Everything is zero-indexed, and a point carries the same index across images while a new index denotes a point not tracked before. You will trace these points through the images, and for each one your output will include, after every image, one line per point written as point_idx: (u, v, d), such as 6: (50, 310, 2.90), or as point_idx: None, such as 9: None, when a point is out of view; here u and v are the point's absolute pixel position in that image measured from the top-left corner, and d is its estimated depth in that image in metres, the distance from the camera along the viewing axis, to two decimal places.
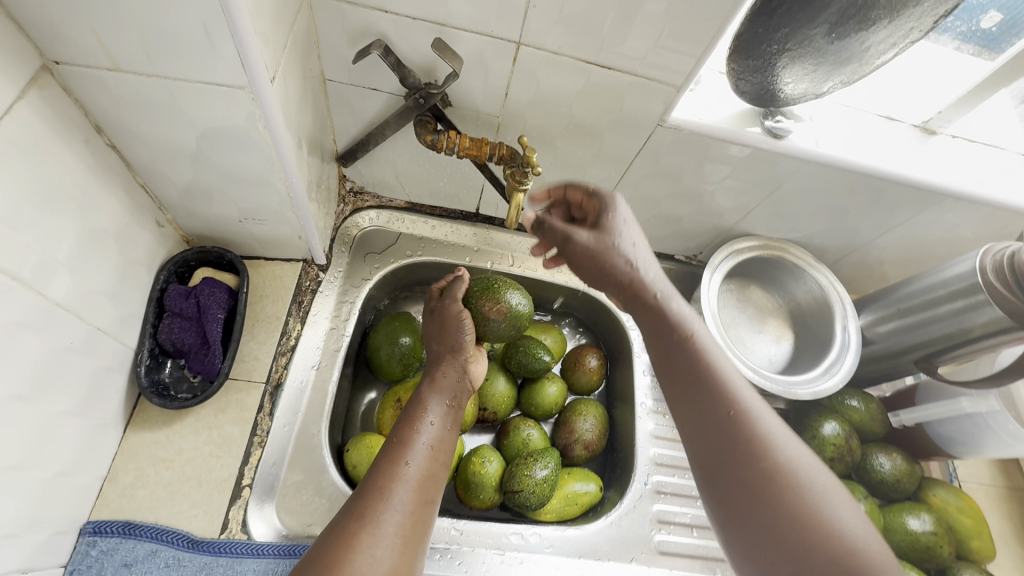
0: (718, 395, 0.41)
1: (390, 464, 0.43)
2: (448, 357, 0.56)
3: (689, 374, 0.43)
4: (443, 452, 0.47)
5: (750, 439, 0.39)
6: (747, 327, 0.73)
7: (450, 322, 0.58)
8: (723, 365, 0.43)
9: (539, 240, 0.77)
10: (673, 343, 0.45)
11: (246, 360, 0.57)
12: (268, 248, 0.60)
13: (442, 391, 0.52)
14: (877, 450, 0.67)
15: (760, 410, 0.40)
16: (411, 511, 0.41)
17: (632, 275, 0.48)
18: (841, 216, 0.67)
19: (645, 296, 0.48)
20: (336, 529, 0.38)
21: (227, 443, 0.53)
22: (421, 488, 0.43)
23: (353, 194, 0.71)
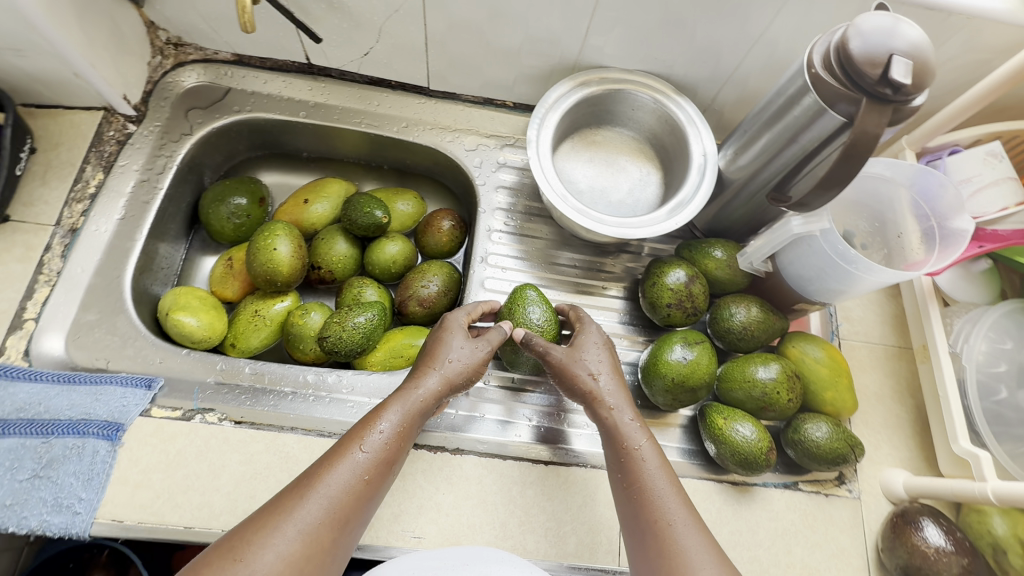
0: (648, 510, 0.42)
1: (334, 465, 0.41)
2: (446, 386, 0.49)
3: (637, 488, 0.44)
4: (386, 468, 0.44)
5: (674, 556, 0.39)
6: (600, 176, 0.68)
7: (471, 350, 0.52)
8: (659, 482, 0.44)
9: (385, 93, 0.71)
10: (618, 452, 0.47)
11: (35, 205, 0.57)
12: (57, 92, 0.58)
13: (421, 407, 0.48)
14: (733, 302, 0.61)
15: (690, 525, 0.41)
16: (332, 519, 0.39)
17: (594, 387, 0.50)
18: (690, 32, 0.58)
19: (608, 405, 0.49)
20: (256, 514, 0.38)
21: (10, 278, 0.54)
22: (353, 506, 0.41)
23: (173, 46, 0.67)
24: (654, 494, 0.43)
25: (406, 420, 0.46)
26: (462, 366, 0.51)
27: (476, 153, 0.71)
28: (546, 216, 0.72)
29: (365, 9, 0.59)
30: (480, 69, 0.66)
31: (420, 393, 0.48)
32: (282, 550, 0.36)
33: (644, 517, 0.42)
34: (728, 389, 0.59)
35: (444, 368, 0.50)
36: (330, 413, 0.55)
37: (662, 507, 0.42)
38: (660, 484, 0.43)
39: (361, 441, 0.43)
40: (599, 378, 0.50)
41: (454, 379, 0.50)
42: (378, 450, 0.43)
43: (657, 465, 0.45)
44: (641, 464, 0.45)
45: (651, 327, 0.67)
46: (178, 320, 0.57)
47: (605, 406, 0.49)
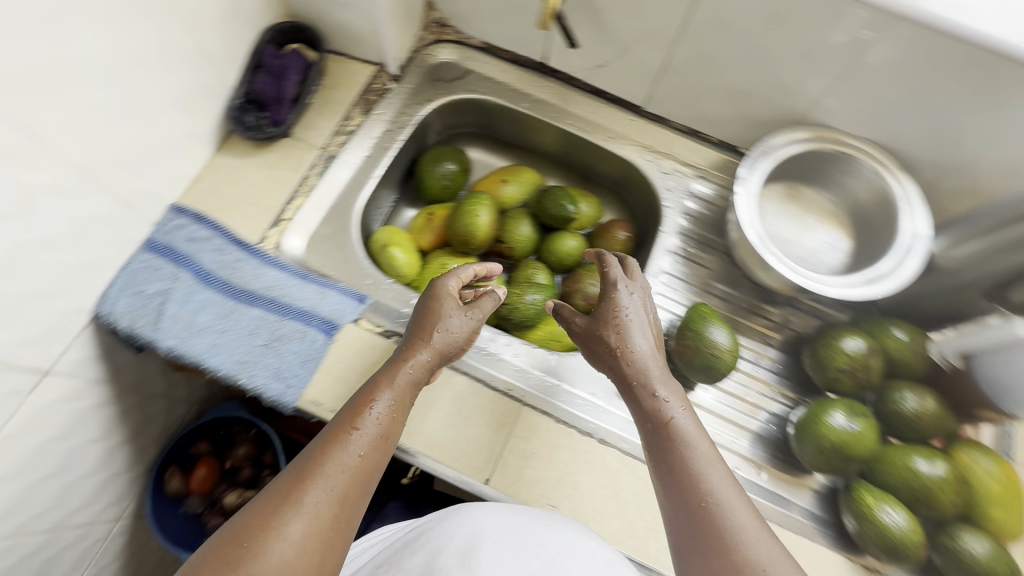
0: (688, 485, 0.42)
1: (329, 452, 0.40)
2: (436, 356, 0.50)
3: (673, 466, 0.44)
4: (386, 442, 0.43)
5: (713, 529, 0.40)
6: (790, 229, 0.70)
7: (467, 320, 0.53)
8: (698, 452, 0.44)
9: (602, 104, 0.76)
10: (654, 425, 0.47)
11: (311, 129, 0.67)
12: (350, 44, 0.69)
13: (413, 379, 0.48)
14: (905, 387, 0.59)
15: (733, 503, 0.41)
16: (337, 497, 0.38)
17: (625, 349, 0.51)
18: (939, 114, 0.58)
19: (635, 377, 0.49)
20: (254, 507, 0.37)
21: (280, 182, 0.64)
22: (362, 479, 0.40)
23: (438, 26, 0.77)
24: (690, 466, 0.43)
25: (399, 395, 0.46)
26: (453, 336, 0.51)
27: (669, 177, 0.75)
28: (720, 251, 0.73)
29: (623, 27, 0.65)
30: (702, 103, 0.70)
31: (411, 365, 0.48)
32: (291, 532, 0.36)
33: (681, 487, 0.43)
34: (882, 471, 0.57)
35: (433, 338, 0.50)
36: (497, 371, 0.61)
37: (707, 484, 0.42)
38: (697, 457, 0.44)
39: (356, 423, 0.42)
40: (631, 342, 0.51)
41: (445, 347, 0.51)
42: (374, 428, 0.43)
43: (686, 436, 0.45)
44: (675, 433, 0.45)
45: (804, 387, 0.67)
46: (392, 253, 0.66)
47: (633, 378, 0.49)
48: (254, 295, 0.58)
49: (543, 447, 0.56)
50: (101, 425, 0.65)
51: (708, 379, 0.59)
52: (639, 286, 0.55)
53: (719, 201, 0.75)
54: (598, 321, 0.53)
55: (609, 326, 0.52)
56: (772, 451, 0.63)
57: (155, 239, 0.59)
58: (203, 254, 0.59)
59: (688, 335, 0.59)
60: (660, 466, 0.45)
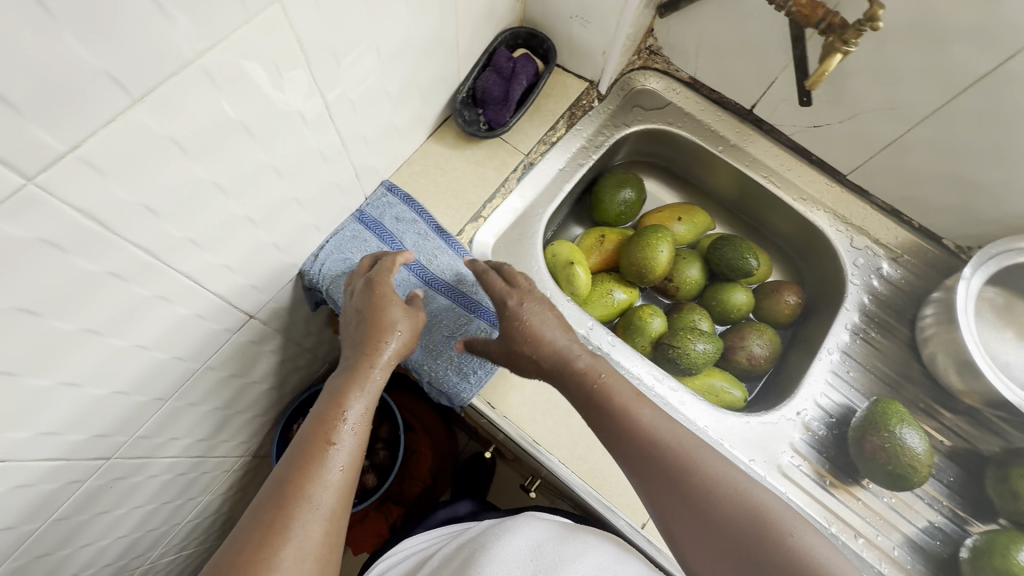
0: (644, 440, 0.45)
1: (303, 477, 0.41)
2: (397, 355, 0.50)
3: (628, 436, 0.46)
4: (360, 443, 0.45)
5: (683, 465, 0.43)
6: (993, 337, 0.65)
7: (415, 317, 0.52)
8: (642, 409, 0.47)
9: (799, 163, 0.74)
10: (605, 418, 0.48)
11: (518, 133, 0.68)
12: (572, 57, 0.70)
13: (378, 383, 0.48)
14: None
15: (692, 444, 0.45)
16: (332, 509, 0.40)
17: (552, 343, 0.51)
18: None
19: (563, 365, 0.51)
20: (236, 544, 0.37)
21: (482, 180, 0.66)
22: (347, 488, 0.43)
23: (649, 52, 0.77)
24: (642, 432, 0.46)
25: (367, 399, 0.47)
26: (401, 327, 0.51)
27: (858, 253, 0.72)
28: (899, 339, 0.69)
29: (864, 95, 0.62)
30: (919, 185, 0.66)
31: (374, 367, 0.48)
32: (297, 548, 0.37)
33: (646, 452, 0.45)
34: None
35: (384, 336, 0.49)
36: None
37: (660, 433, 0.45)
38: (642, 413, 0.47)
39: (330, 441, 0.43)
40: (550, 336, 0.52)
41: (404, 343, 0.51)
42: (348, 435, 0.44)
43: (630, 406, 0.47)
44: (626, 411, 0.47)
45: (976, 507, 0.61)
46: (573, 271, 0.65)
47: (571, 370, 0.50)
48: (446, 285, 0.59)
49: None
50: (266, 369, 0.69)
51: (894, 483, 0.58)
52: (539, 296, 0.54)
53: (908, 288, 0.70)
54: (509, 324, 0.53)
55: (525, 326, 0.52)
56: (932, 568, 0.58)
57: (365, 211, 0.61)
58: (406, 234, 0.60)
59: (879, 437, 0.57)
60: (620, 447, 0.47)
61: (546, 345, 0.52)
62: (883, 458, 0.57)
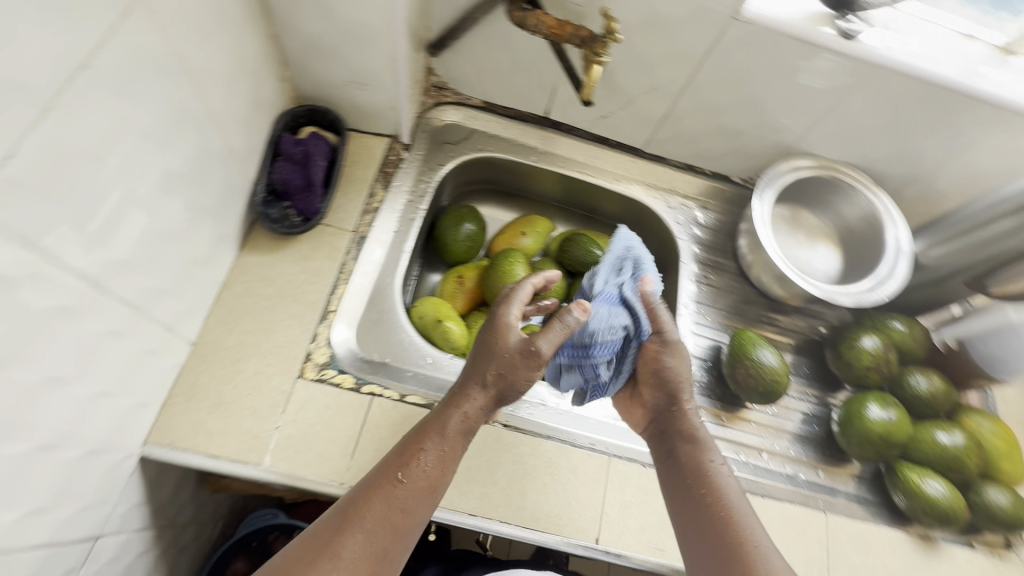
0: (718, 513, 0.48)
1: (364, 511, 0.42)
2: (495, 398, 0.50)
3: (699, 504, 0.49)
4: (430, 494, 0.45)
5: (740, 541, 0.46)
6: (790, 242, 0.77)
7: (532, 348, 0.51)
8: (730, 489, 0.50)
9: (603, 149, 0.81)
10: (692, 472, 0.52)
11: (338, 212, 0.65)
12: (363, 119, 0.67)
13: (463, 428, 0.49)
14: (915, 371, 0.68)
15: (753, 526, 0.47)
16: (373, 549, 0.41)
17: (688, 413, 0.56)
18: (903, 138, 0.68)
19: (687, 429, 0.55)
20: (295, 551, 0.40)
21: (318, 273, 0.61)
22: (397, 530, 0.43)
23: (436, 89, 0.77)
24: (715, 502, 0.49)
25: (450, 441, 0.48)
26: (513, 377, 0.50)
27: (676, 211, 0.81)
28: (732, 272, 0.79)
29: (630, 83, 0.69)
30: (699, 142, 0.77)
31: (462, 411, 0.49)
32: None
33: (711, 516, 0.48)
34: (915, 450, 0.65)
35: (493, 384, 0.50)
36: (574, 428, 0.62)
37: (734, 511, 0.48)
38: (727, 490, 0.50)
39: (399, 473, 0.45)
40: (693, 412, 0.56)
41: (503, 391, 0.51)
42: (421, 477, 0.45)
43: (720, 476, 0.51)
44: (713, 479, 0.51)
45: (829, 384, 0.74)
46: (447, 327, 0.64)
47: (695, 438, 0.54)
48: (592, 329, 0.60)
49: (638, 496, 0.58)
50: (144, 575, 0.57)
51: (766, 400, 0.66)
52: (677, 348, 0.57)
53: (722, 226, 0.81)
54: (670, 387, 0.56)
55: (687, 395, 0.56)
56: (819, 449, 0.69)
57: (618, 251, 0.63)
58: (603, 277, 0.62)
59: (745, 365, 0.65)
60: (689, 502, 0.50)
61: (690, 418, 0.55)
62: (758, 385, 0.65)
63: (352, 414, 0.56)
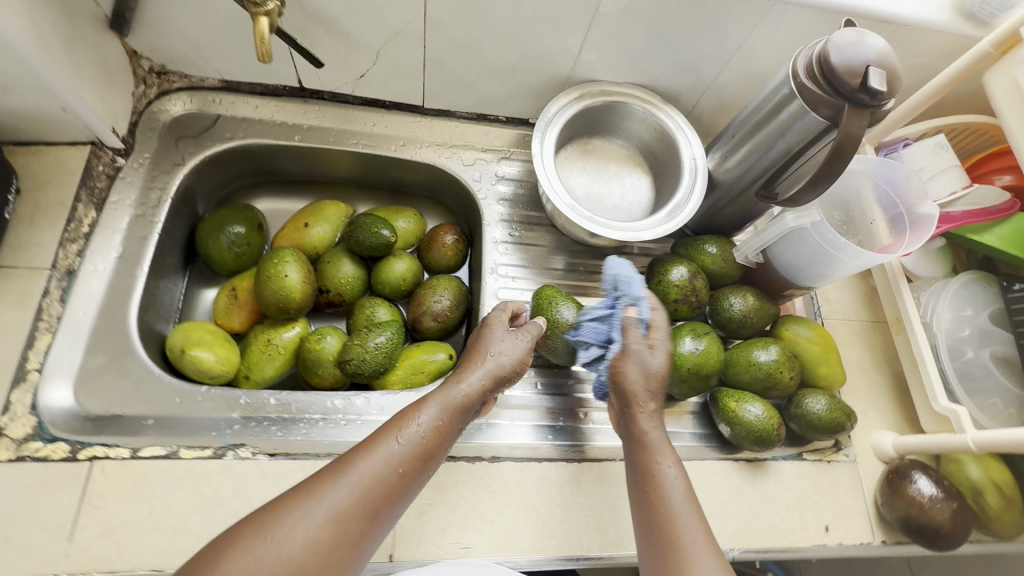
0: (665, 520, 0.43)
1: (357, 462, 0.39)
2: (495, 380, 0.49)
3: (651, 505, 0.45)
4: (428, 457, 0.43)
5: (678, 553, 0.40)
6: (594, 183, 0.71)
7: (515, 342, 0.52)
8: (676, 493, 0.45)
9: (379, 114, 0.71)
10: (641, 472, 0.47)
11: (26, 248, 0.53)
12: (40, 128, 0.55)
13: (463, 405, 0.47)
14: (730, 292, 0.66)
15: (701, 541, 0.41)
16: (361, 508, 0.37)
17: (648, 409, 0.50)
18: (674, 45, 0.62)
19: (643, 427, 0.50)
20: (285, 494, 0.37)
21: (5, 328, 0.50)
22: (392, 494, 0.39)
23: (156, 75, 0.64)
24: (660, 506, 0.44)
25: (450, 412, 0.45)
26: (506, 361, 0.50)
27: (474, 168, 0.73)
28: (545, 224, 0.74)
29: (365, 31, 0.59)
30: (476, 86, 0.68)
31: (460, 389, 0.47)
32: (310, 534, 0.35)
33: (659, 539, 0.42)
34: (734, 374, 0.63)
35: (490, 364, 0.49)
36: (361, 435, 0.55)
37: (681, 523, 0.42)
38: (675, 495, 0.44)
39: (398, 432, 0.42)
40: (652, 407, 0.51)
41: (499, 372, 0.49)
42: (415, 443, 0.42)
43: (669, 480, 0.46)
44: (663, 493, 0.45)
45: None
46: (195, 357, 0.55)
47: (649, 433, 0.49)
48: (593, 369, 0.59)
49: (437, 494, 0.53)
50: None
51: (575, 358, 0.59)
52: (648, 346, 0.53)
53: (528, 176, 0.75)
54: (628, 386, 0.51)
55: (643, 393, 0.51)
56: None
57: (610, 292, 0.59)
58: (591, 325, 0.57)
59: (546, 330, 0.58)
60: (638, 500, 0.46)
61: (644, 412, 0.50)
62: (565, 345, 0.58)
63: (64, 489, 0.46)
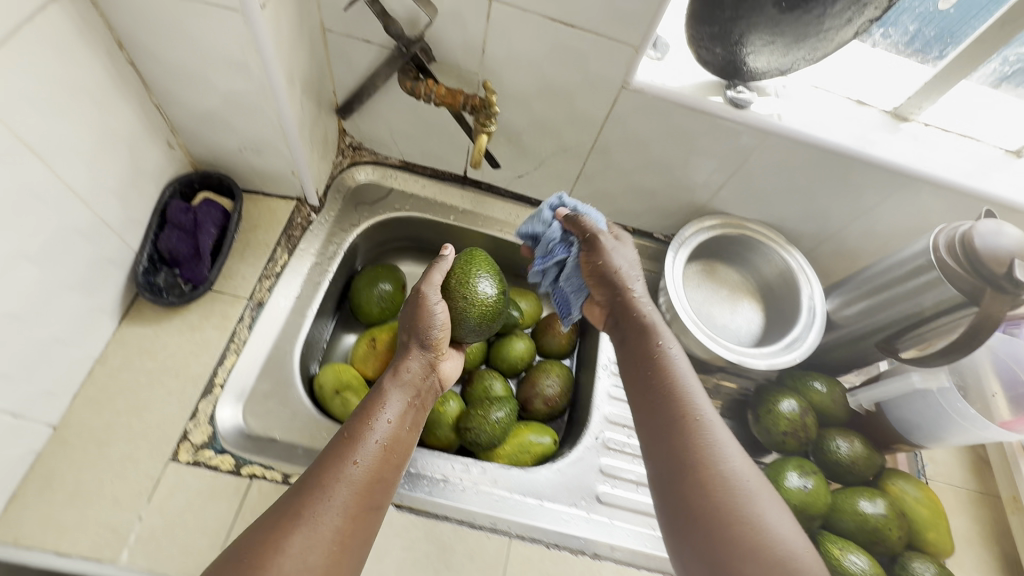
0: (674, 390, 0.50)
1: (327, 473, 0.45)
2: (418, 349, 0.61)
3: (653, 385, 0.51)
4: (395, 447, 0.50)
5: (688, 426, 0.47)
6: (712, 303, 0.75)
7: (439, 319, 0.62)
8: (685, 377, 0.51)
9: (523, 208, 0.81)
10: (643, 350, 0.54)
11: (234, 278, 0.62)
12: (266, 183, 0.66)
13: (406, 390, 0.56)
14: (836, 434, 0.67)
15: (712, 418, 0.47)
16: (342, 510, 0.43)
17: (629, 296, 0.59)
18: (811, 198, 0.68)
19: (638, 313, 0.57)
20: (264, 517, 0.42)
21: (206, 344, 0.58)
22: (369, 483, 0.46)
23: (352, 149, 0.77)
24: (670, 380, 0.50)
25: (400, 405, 0.54)
26: (424, 331, 0.61)
27: None
28: None
29: (539, 145, 0.69)
30: (617, 200, 0.76)
31: (402, 379, 0.57)
32: (310, 542, 0.40)
33: (669, 407, 0.49)
34: (836, 518, 0.62)
35: (419, 341, 0.61)
36: (478, 505, 0.59)
37: (692, 397, 0.49)
38: (681, 374, 0.51)
39: (361, 436, 0.48)
40: (633, 292, 0.59)
41: (424, 342, 0.61)
42: (376, 444, 0.49)
43: (671, 362, 0.52)
44: (666, 362, 0.52)
45: (753, 448, 0.72)
46: (345, 398, 0.60)
47: (642, 320, 0.57)
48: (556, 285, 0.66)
49: None
50: None
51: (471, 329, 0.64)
52: (618, 240, 0.64)
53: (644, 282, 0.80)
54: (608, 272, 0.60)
55: (625, 278, 0.60)
56: None
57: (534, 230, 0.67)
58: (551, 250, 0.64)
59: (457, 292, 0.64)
60: (642, 371, 0.53)
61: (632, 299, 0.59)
62: (478, 318, 0.63)
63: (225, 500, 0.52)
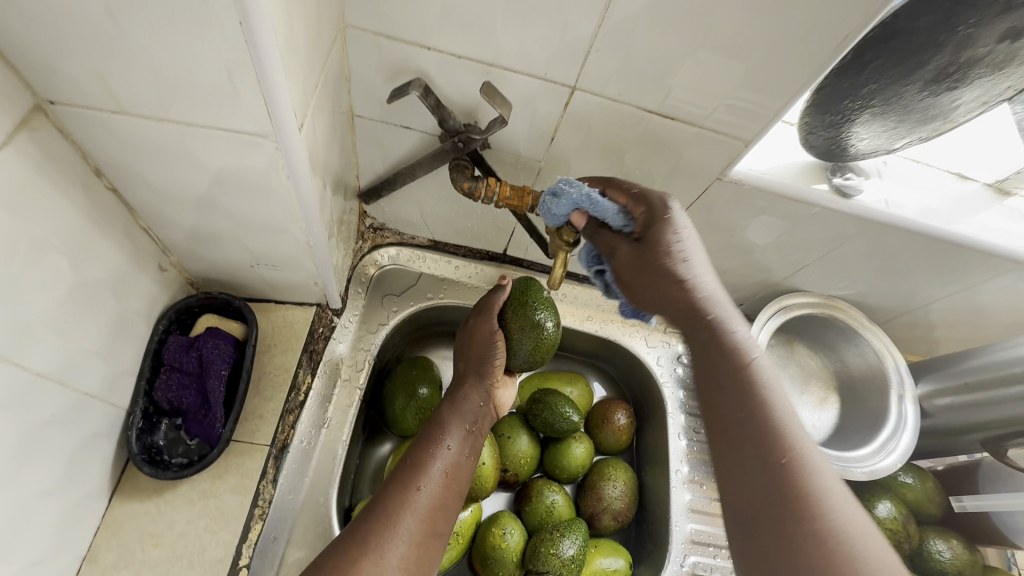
0: (765, 418, 0.36)
1: (394, 501, 0.45)
2: (478, 374, 0.57)
3: (738, 409, 0.37)
4: (457, 481, 0.48)
5: (783, 471, 0.34)
6: (788, 391, 0.68)
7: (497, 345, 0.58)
8: (780, 396, 0.37)
9: (569, 285, 0.71)
10: (718, 357, 0.39)
11: (251, 419, 0.51)
12: (280, 293, 0.54)
13: (467, 416, 0.54)
14: (934, 535, 0.61)
15: (819, 463, 0.34)
16: (409, 544, 0.43)
17: (690, 289, 0.41)
18: (901, 278, 0.62)
19: (708, 309, 0.41)
20: (332, 546, 0.41)
21: (224, 515, 0.47)
22: (433, 512, 0.45)
23: (373, 230, 0.65)
24: (758, 405, 0.36)
25: (462, 430, 0.52)
26: (483, 355, 0.57)
27: (656, 351, 0.71)
28: None
29: None
30: None
31: (464, 404, 0.55)
32: None
33: (755, 445, 0.35)
34: None
35: (476, 366, 0.57)
36: None
37: (789, 430, 0.35)
38: (775, 395, 0.37)
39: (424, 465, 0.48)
40: (698, 281, 0.41)
41: (481, 367, 0.57)
42: (436, 474, 0.47)
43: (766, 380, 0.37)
44: (752, 378, 0.38)
45: None
46: None
47: (712, 318, 0.40)
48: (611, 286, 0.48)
49: None
50: None
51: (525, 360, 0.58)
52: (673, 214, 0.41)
53: None
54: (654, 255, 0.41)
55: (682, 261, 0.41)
56: None
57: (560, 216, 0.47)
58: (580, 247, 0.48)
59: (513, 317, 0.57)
60: (715, 384, 0.39)
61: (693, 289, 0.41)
62: (530, 347, 0.57)
63: None
